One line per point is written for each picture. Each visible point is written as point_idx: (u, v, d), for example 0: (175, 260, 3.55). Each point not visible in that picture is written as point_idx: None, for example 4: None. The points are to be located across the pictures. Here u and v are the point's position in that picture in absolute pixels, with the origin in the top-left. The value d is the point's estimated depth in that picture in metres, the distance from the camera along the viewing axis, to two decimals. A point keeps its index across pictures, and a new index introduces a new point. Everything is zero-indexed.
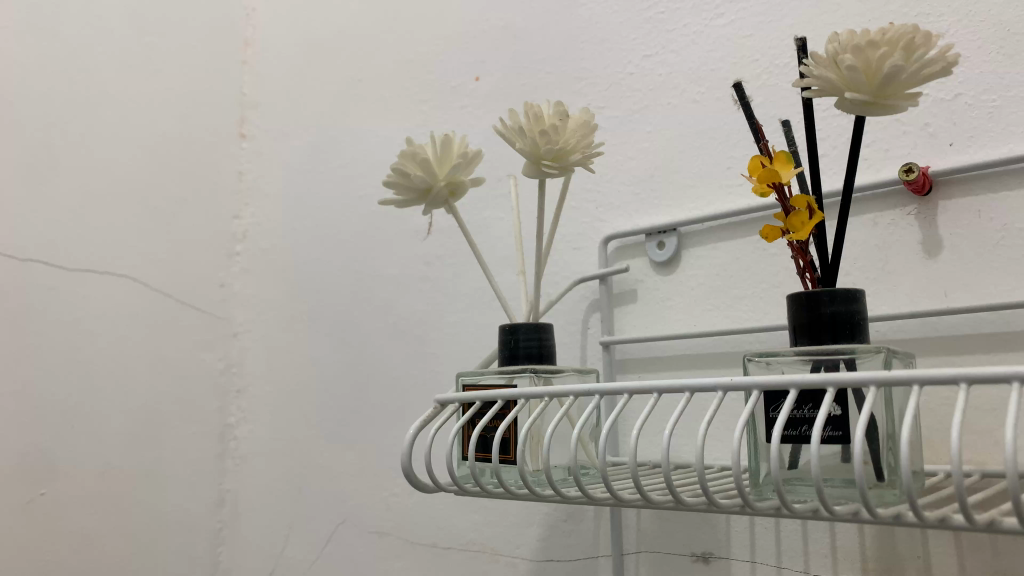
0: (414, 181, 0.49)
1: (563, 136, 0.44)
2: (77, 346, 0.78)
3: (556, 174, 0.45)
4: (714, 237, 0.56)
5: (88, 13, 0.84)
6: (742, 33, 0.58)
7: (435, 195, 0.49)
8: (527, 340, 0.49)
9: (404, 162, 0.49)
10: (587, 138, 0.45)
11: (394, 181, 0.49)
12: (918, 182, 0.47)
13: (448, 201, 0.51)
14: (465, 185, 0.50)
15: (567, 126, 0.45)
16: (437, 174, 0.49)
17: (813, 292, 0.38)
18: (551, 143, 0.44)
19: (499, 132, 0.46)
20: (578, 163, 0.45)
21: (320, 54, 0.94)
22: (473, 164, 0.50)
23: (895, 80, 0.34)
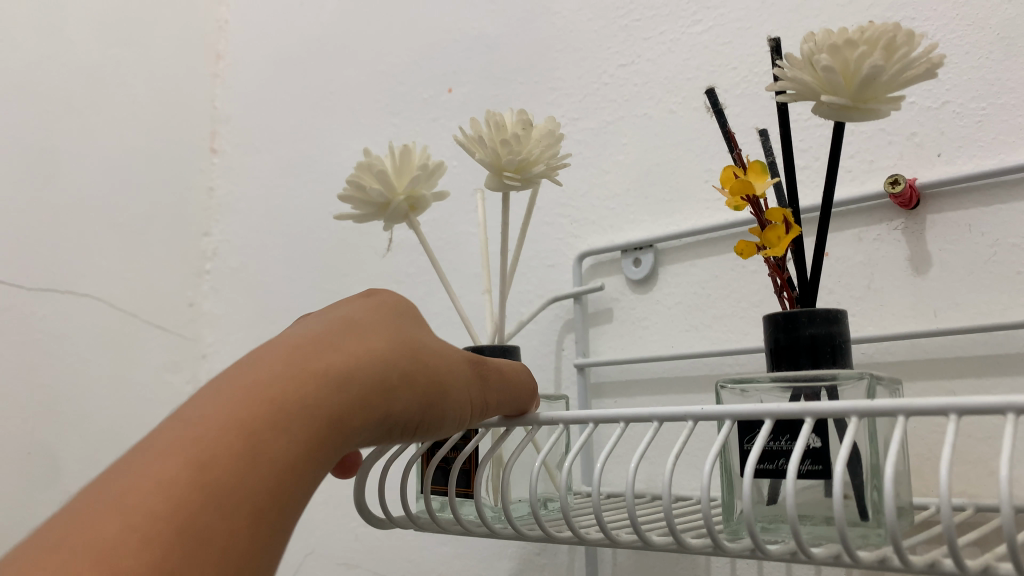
0: (370, 193, 0.45)
1: (526, 145, 0.42)
2: (37, 369, 0.75)
3: (518, 186, 0.42)
4: (691, 253, 0.54)
5: (53, 25, 0.81)
6: (719, 40, 0.55)
7: (393, 211, 0.46)
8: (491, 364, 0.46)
9: (359, 173, 0.46)
10: (554, 149, 0.43)
11: (349, 196, 0.45)
12: (905, 195, 0.44)
13: (408, 216, 0.48)
14: (426, 199, 0.47)
15: (530, 136, 0.42)
16: (395, 187, 0.46)
17: (792, 312, 0.35)
18: (513, 153, 0.41)
19: (458, 141, 0.43)
20: (544, 175, 0.42)
21: (293, 66, 0.91)
22: (434, 176, 0.47)
23: (875, 83, 0.31)
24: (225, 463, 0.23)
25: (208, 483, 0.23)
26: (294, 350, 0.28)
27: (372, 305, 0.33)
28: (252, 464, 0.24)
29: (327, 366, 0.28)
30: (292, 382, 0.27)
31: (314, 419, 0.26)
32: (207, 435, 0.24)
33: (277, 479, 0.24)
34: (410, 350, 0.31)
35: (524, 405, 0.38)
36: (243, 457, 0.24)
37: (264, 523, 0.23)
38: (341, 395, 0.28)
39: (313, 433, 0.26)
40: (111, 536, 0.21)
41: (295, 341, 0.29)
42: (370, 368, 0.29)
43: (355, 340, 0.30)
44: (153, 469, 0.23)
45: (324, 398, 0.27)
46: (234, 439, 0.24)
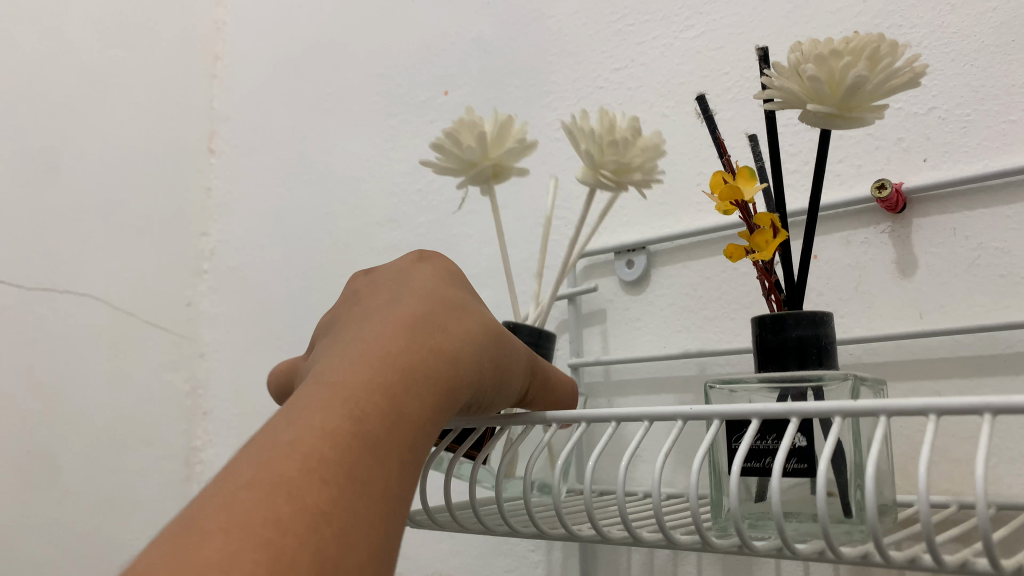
0: (465, 151, 0.46)
1: (631, 151, 0.42)
2: (35, 367, 0.75)
3: (610, 189, 0.43)
4: (683, 255, 0.55)
5: (52, 25, 0.82)
6: (711, 46, 0.56)
7: (478, 172, 0.47)
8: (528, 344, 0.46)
9: (460, 128, 0.47)
10: (653, 161, 0.43)
11: (444, 146, 0.46)
12: (891, 199, 0.45)
13: (489, 182, 0.48)
14: (510, 170, 0.48)
15: (635, 143, 0.43)
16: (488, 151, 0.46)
17: (780, 315, 0.36)
18: (615, 156, 0.42)
19: (568, 127, 0.44)
20: (637, 184, 0.43)
21: (291, 68, 0.92)
22: (526, 153, 0.47)
23: (860, 91, 0.32)
24: (374, 422, 0.26)
25: (366, 439, 0.25)
26: (406, 327, 0.31)
27: (440, 277, 0.36)
28: (394, 417, 0.27)
29: (440, 345, 0.31)
30: (413, 356, 0.30)
31: (434, 389, 0.29)
32: (353, 398, 0.26)
33: (412, 441, 0.27)
34: (495, 332, 0.35)
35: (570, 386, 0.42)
36: (388, 418, 0.26)
37: (405, 478, 0.26)
38: (450, 369, 0.31)
39: (433, 401, 0.29)
40: (293, 475, 0.23)
41: (404, 318, 0.32)
42: (468, 346, 0.33)
43: (456, 320, 0.33)
44: (315, 423, 0.25)
45: (438, 370, 0.30)
46: (377, 404, 0.27)
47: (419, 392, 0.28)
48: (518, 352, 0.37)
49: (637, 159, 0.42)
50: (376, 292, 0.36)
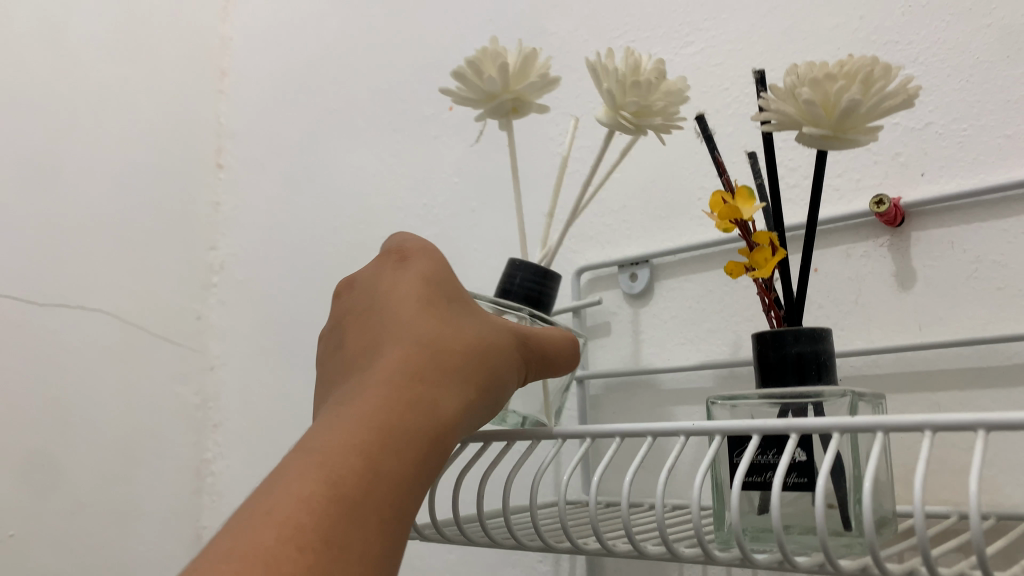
0: (484, 82, 0.44)
1: (652, 94, 0.40)
2: (48, 382, 0.76)
3: (628, 131, 0.41)
4: (686, 268, 0.55)
5: (61, 45, 0.83)
6: (711, 61, 0.57)
7: (498, 105, 0.45)
8: (529, 282, 0.45)
9: (483, 57, 0.44)
10: (676, 104, 0.41)
11: (464, 75, 0.44)
12: (890, 214, 0.45)
13: (508, 116, 0.46)
14: (531, 104, 0.45)
15: (659, 85, 0.41)
16: (509, 84, 0.44)
17: (779, 331, 0.37)
18: (637, 97, 0.40)
19: (591, 64, 0.42)
20: (658, 130, 0.41)
21: (297, 83, 0.93)
22: (547, 88, 0.45)
23: (854, 113, 0.33)
24: (354, 485, 0.27)
25: (346, 503, 0.26)
26: (385, 381, 0.32)
27: (430, 299, 0.36)
28: (376, 481, 0.28)
29: (420, 393, 0.32)
30: (393, 410, 0.31)
31: (418, 438, 0.30)
32: (332, 465, 0.27)
33: (397, 497, 0.28)
34: (479, 357, 0.35)
35: (570, 357, 0.41)
36: (369, 482, 0.28)
37: (391, 533, 0.27)
38: (433, 415, 0.32)
39: (418, 455, 0.30)
40: (271, 551, 0.24)
41: (384, 370, 0.33)
42: (450, 386, 0.33)
43: (437, 356, 0.34)
44: (297, 495, 0.26)
45: (420, 419, 0.31)
46: (356, 467, 0.28)
47: (403, 449, 0.30)
48: (510, 362, 0.37)
49: (659, 103, 0.40)
50: (362, 326, 0.36)
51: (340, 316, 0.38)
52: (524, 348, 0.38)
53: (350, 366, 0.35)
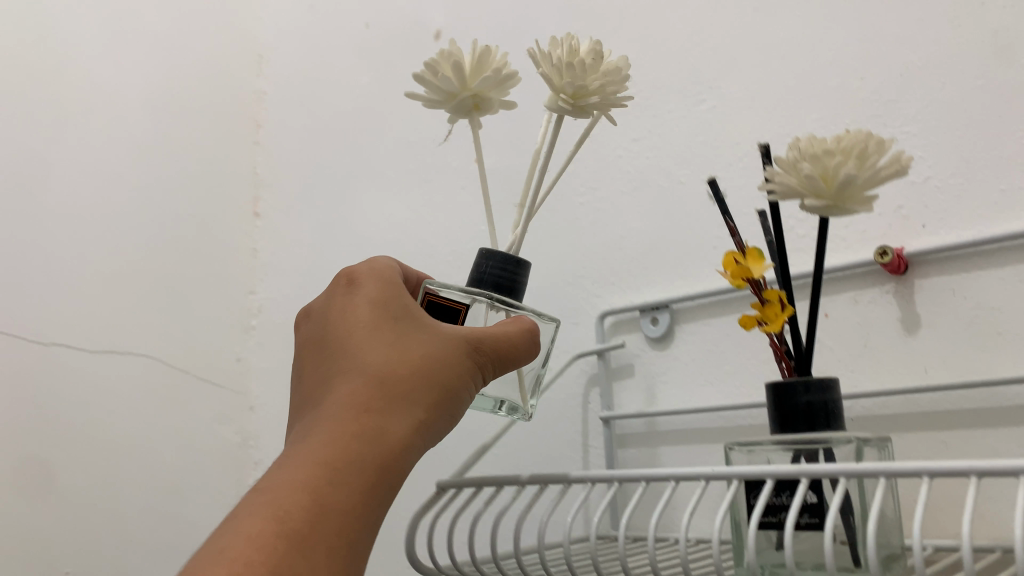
0: (437, 83, 0.43)
1: (591, 73, 0.40)
2: (99, 424, 0.81)
3: (571, 113, 0.41)
4: (705, 313, 0.58)
5: (109, 106, 0.89)
6: (724, 118, 0.61)
7: (458, 103, 0.43)
8: (498, 270, 0.45)
9: (437, 58, 0.43)
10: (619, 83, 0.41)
11: (420, 77, 0.42)
12: (893, 263, 0.48)
13: (472, 114, 0.45)
14: (493, 101, 0.44)
15: (599, 65, 0.40)
16: (466, 81, 0.43)
17: (790, 381, 0.40)
18: (574, 78, 0.40)
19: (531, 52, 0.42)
20: (599, 108, 0.41)
21: (330, 135, 0.98)
22: (509, 83, 0.43)
23: (852, 186, 0.36)
24: (297, 521, 0.31)
25: (291, 538, 0.30)
26: (334, 415, 0.35)
27: (375, 326, 0.39)
28: (321, 513, 0.31)
29: (366, 424, 0.35)
30: (339, 444, 0.34)
31: (364, 466, 0.34)
32: (280, 502, 0.31)
33: (343, 526, 0.32)
34: (427, 377, 0.38)
35: (529, 347, 0.42)
36: (312, 515, 0.31)
37: (341, 561, 0.31)
38: (379, 445, 0.34)
39: (363, 482, 0.33)
40: None
41: (333, 405, 0.36)
42: (396, 411, 0.36)
43: (382, 385, 0.37)
44: (244, 532, 0.30)
45: (366, 449, 0.34)
46: (302, 504, 0.31)
47: (347, 478, 0.33)
48: (461, 367, 0.39)
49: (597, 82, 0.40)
50: (320, 354, 0.40)
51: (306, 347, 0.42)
52: (477, 354, 0.40)
53: (311, 399, 0.38)
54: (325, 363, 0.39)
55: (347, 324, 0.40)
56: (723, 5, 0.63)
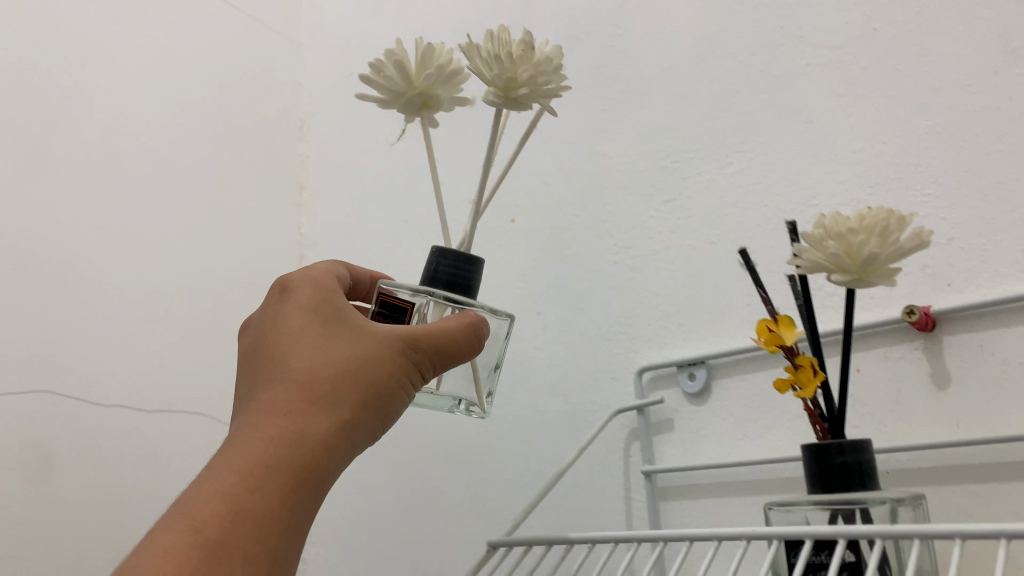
0: (386, 80, 0.46)
1: (519, 66, 0.44)
2: (156, 481, 0.84)
3: (509, 105, 0.45)
4: (741, 369, 0.61)
5: (161, 175, 0.94)
6: (751, 181, 0.63)
7: (407, 103, 0.47)
8: (450, 267, 0.50)
9: (383, 60, 0.46)
10: (547, 75, 0.44)
11: (367, 79, 0.46)
12: (921, 321, 0.51)
13: (420, 113, 0.48)
14: (441, 100, 0.47)
15: (528, 58, 0.44)
16: (412, 79, 0.46)
17: (825, 443, 0.42)
18: (507, 70, 0.43)
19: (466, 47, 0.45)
20: (529, 99, 0.44)
21: (371, 196, 1.02)
22: (455, 81, 0.46)
23: (875, 262, 0.38)
24: (216, 528, 0.33)
25: (209, 546, 0.32)
26: (259, 422, 0.37)
27: (304, 335, 0.41)
28: (239, 519, 0.33)
29: (289, 429, 0.37)
30: (262, 449, 0.36)
31: (285, 470, 0.36)
32: (201, 510, 0.33)
33: (261, 530, 0.34)
34: (353, 380, 0.40)
35: (463, 346, 0.44)
36: (230, 522, 0.33)
37: (257, 563, 0.33)
38: (300, 449, 0.37)
39: (282, 487, 0.35)
40: None
41: (259, 411, 0.38)
42: (320, 414, 0.39)
43: (308, 390, 0.39)
44: (167, 537, 0.32)
45: (288, 453, 0.36)
46: (220, 511, 0.33)
47: (267, 483, 0.35)
48: (390, 370, 0.41)
49: (528, 73, 0.44)
50: (251, 361, 0.42)
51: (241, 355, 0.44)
52: (409, 353, 0.42)
53: (240, 405, 0.40)
54: (255, 370, 0.41)
55: (280, 330, 0.42)
56: (746, 74, 0.66)
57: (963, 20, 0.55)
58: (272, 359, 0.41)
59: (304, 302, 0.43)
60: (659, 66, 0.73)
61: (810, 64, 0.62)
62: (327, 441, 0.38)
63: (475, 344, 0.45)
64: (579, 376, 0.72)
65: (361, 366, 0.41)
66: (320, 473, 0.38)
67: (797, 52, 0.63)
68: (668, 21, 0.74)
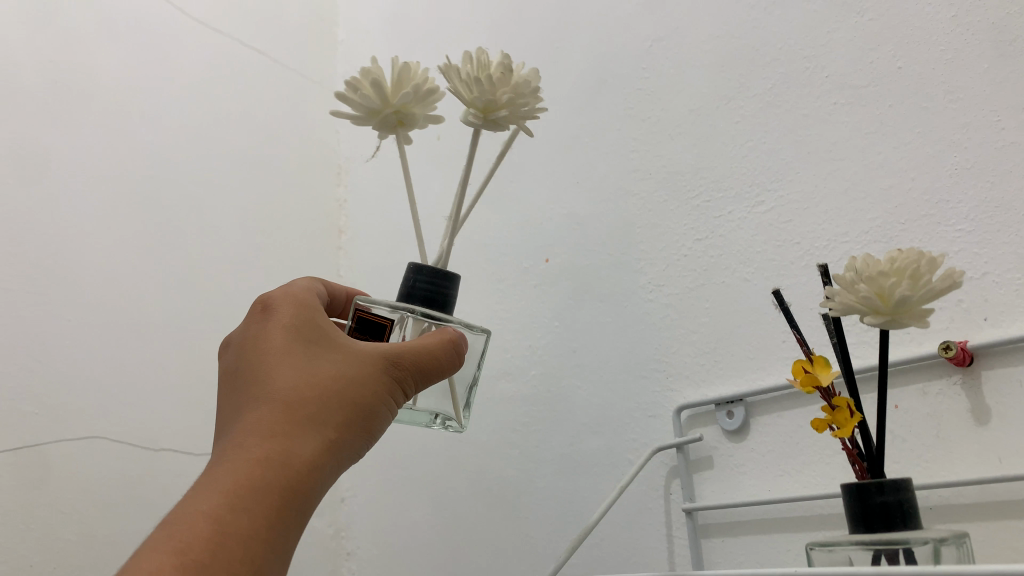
0: (363, 99, 0.48)
1: (496, 88, 0.46)
2: None
3: (487, 125, 0.48)
4: (779, 406, 0.61)
5: (203, 224, 0.97)
6: (782, 219, 0.64)
7: (384, 120, 0.49)
8: (427, 283, 0.52)
9: (359, 78, 0.49)
10: (524, 96, 0.47)
11: (345, 96, 0.48)
12: (958, 356, 0.51)
13: (397, 129, 0.51)
14: (416, 116, 0.50)
15: (505, 81, 0.47)
16: (389, 98, 0.48)
17: (865, 484, 0.43)
18: (484, 93, 0.46)
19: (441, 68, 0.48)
20: (507, 120, 0.48)
21: (407, 238, 1.05)
22: (430, 99, 0.49)
23: (907, 304, 0.39)
24: (203, 549, 0.33)
25: (195, 566, 0.32)
26: (246, 441, 0.39)
27: (287, 356, 0.43)
28: (227, 539, 0.34)
29: (274, 448, 0.38)
30: (249, 468, 0.37)
31: (272, 489, 0.37)
32: (189, 531, 0.34)
33: (249, 549, 0.35)
34: (337, 396, 0.42)
35: (441, 362, 0.47)
36: (218, 543, 0.34)
37: None
38: (286, 468, 0.38)
39: (268, 507, 0.36)
40: None
41: (244, 430, 0.39)
42: (306, 432, 0.40)
43: (293, 408, 0.41)
44: (159, 558, 0.32)
45: (273, 472, 0.37)
46: (206, 533, 0.34)
47: (255, 503, 0.36)
48: (372, 387, 0.43)
49: (503, 95, 0.47)
50: (234, 383, 0.43)
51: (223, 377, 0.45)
52: (391, 370, 0.45)
53: (224, 425, 0.42)
54: (239, 390, 0.43)
55: (262, 352, 0.44)
56: (773, 114, 0.68)
57: (987, 57, 0.56)
58: (254, 380, 0.42)
59: (286, 324, 0.45)
60: (686, 108, 0.75)
61: (837, 103, 0.63)
62: (313, 460, 0.39)
63: (454, 360, 0.48)
64: (618, 414, 0.72)
65: (343, 386, 0.42)
66: (307, 492, 0.39)
67: (823, 91, 0.65)
68: (694, 63, 0.75)
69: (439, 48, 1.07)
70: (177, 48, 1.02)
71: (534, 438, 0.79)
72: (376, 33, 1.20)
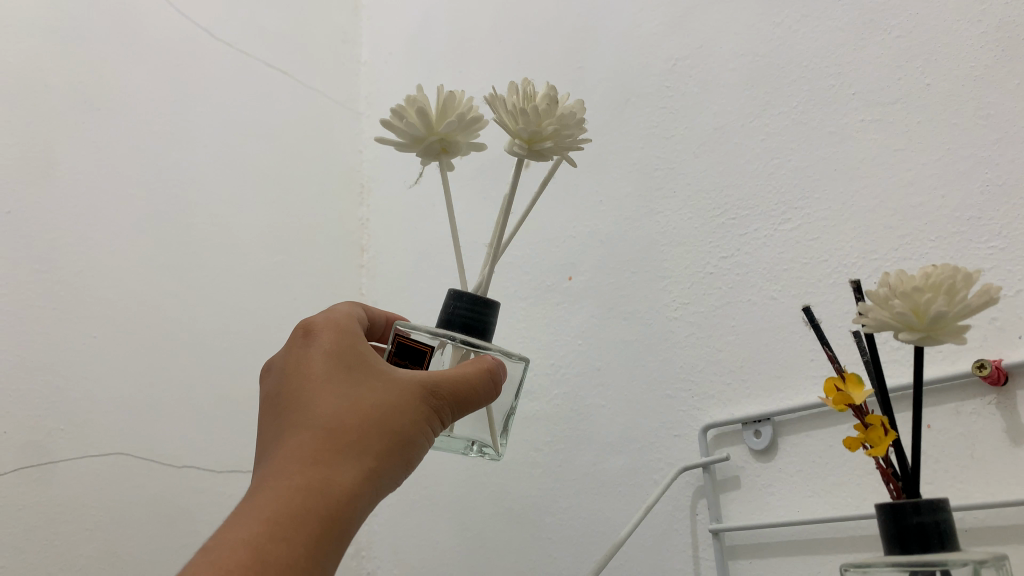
0: (408, 126, 0.48)
1: (542, 120, 0.46)
2: None
3: (530, 155, 0.47)
4: (807, 426, 0.60)
5: (226, 243, 0.98)
6: (809, 237, 0.64)
7: (428, 146, 0.49)
8: (466, 311, 0.51)
9: (405, 104, 0.49)
10: (570, 128, 0.47)
11: (390, 123, 0.48)
12: (992, 375, 0.50)
13: (441, 156, 0.51)
14: (459, 144, 0.50)
15: (551, 112, 0.47)
16: (434, 126, 0.48)
17: (901, 503, 0.42)
18: (530, 124, 0.46)
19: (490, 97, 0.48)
20: (553, 151, 0.47)
21: (430, 257, 1.05)
22: (473, 127, 0.49)
23: (942, 319, 0.38)
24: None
25: None
26: (287, 468, 0.39)
27: (327, 384, 0.43)
28: (266, 567, 0.34)
29: (314, 477, 0.38)
30: (290, 496, 0.37)
31: (313, 518, 0.37)
32: (228, 558, 0.34)
33: None
34: (377, 425, 0.42)
35: (480, 391, 0.46)
36: (256, 569, 0.34)
37: None
38: (325, 498, 0.38)
39: (308, 536, 0.36)
40: None
41: (286, 457, 0.39)
42: (347, 460, 0.40)
43: (333, 436, 0.40)
44: None
45: (313, 500, 0.37)
46: (245, 560, 0.34)
47: (292, 531, 0.36)
48: (411, 415, 0.43)
49: (549, 127, 0.46)
50: (277, 409, 0.44)
51: (265, 403, 0.46)
52: (430, 399, 0.44)
53: (266, 451, 0.42)
54: (281, 417, 0.43)
55: (304, 379, 0.44)
56: (800, 131, 0.67)
57: (1017, 72, 0.55)
58: (296, 407, 0.43)
59: (326, 351, 0.45)
60: (710, 126, 0.75)
61: (864, 120, 0.63)
62: (354, 487, 0.39)
63: (492, 388, 0.47)
64: (643, 434, 0.72)
65: (383, 414, 0.42)
66: (348, 522, 0.38)
67: (850, 108, 0.64)
68: (718, 82, 0.75)
69: (461, 69, 1.08)
70: (203, 70, 1.03)
71: (558, 457, 0.79)
72: (398, 55, 1.21)
